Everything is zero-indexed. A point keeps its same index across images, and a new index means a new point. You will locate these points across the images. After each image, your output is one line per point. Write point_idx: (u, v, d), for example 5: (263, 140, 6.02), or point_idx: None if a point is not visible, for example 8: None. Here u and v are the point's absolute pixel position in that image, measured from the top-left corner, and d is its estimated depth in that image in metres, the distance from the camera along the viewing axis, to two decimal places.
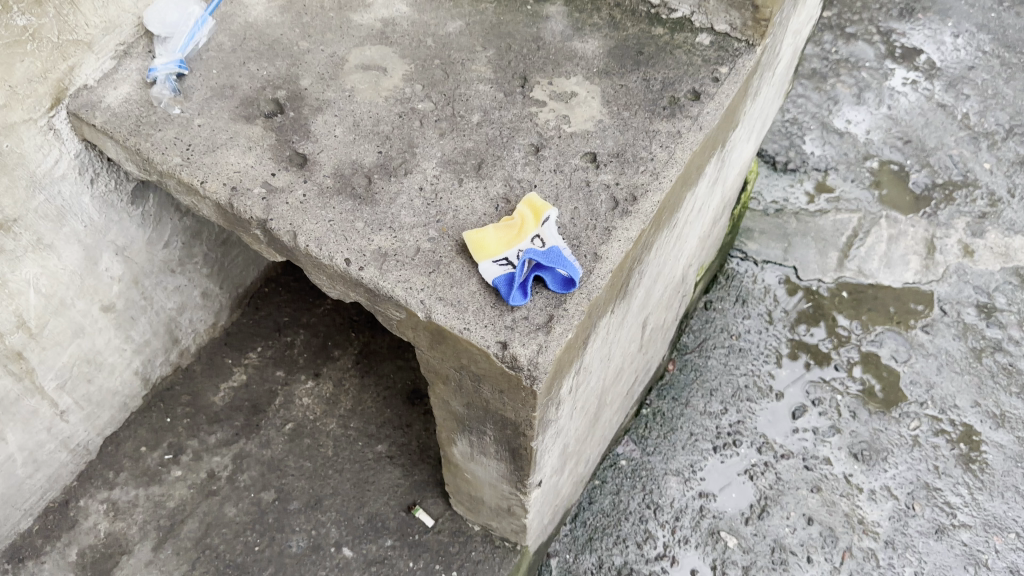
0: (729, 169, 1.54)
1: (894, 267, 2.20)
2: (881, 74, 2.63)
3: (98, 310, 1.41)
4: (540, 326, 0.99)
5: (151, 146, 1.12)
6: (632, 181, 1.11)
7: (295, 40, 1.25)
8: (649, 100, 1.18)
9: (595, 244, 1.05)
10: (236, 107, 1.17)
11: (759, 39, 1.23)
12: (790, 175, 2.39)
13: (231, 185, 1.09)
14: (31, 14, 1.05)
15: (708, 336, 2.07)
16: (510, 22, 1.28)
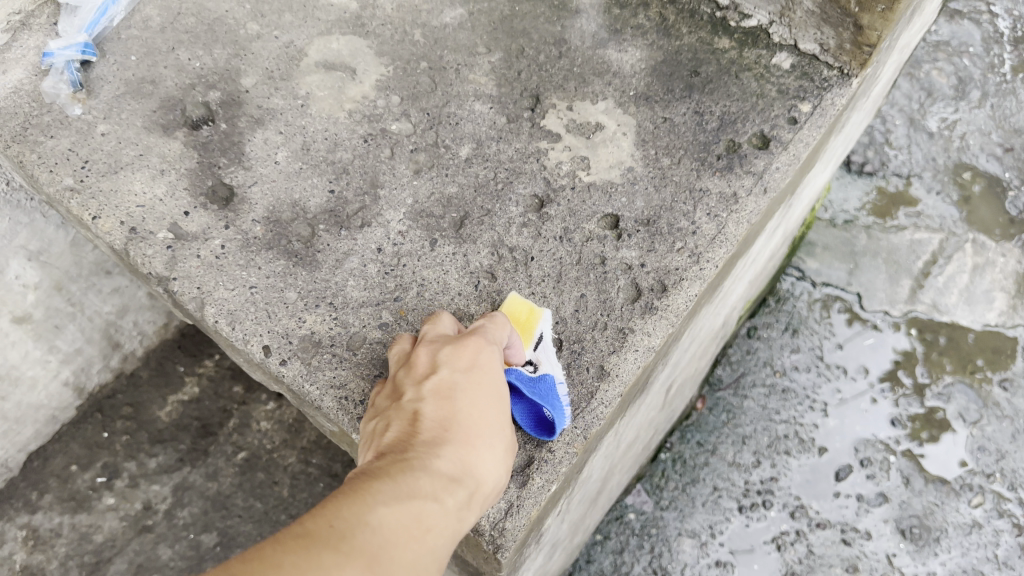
0: (797, 205, 1.22)
1: (974, 304, 1.87)
2: (986, 63, 2.24)
3: (8, 323, 1.17)
4: (514, 474, 0.72)
5: (37, 159, 0.85)
6: (663, 262, 0.81)
7: (244, 19, 0.95)
8: (699, 144, 0.88)
9: (601, 354, 0.77)
10: (154, 110, 0.88)
11: (857, 69, 0.92)
12: (865, 179, 2.05)
13: (130, 226, 0.81)
14: None
15: (746, 371, 1.80)
16: (526, 15, 0.98)
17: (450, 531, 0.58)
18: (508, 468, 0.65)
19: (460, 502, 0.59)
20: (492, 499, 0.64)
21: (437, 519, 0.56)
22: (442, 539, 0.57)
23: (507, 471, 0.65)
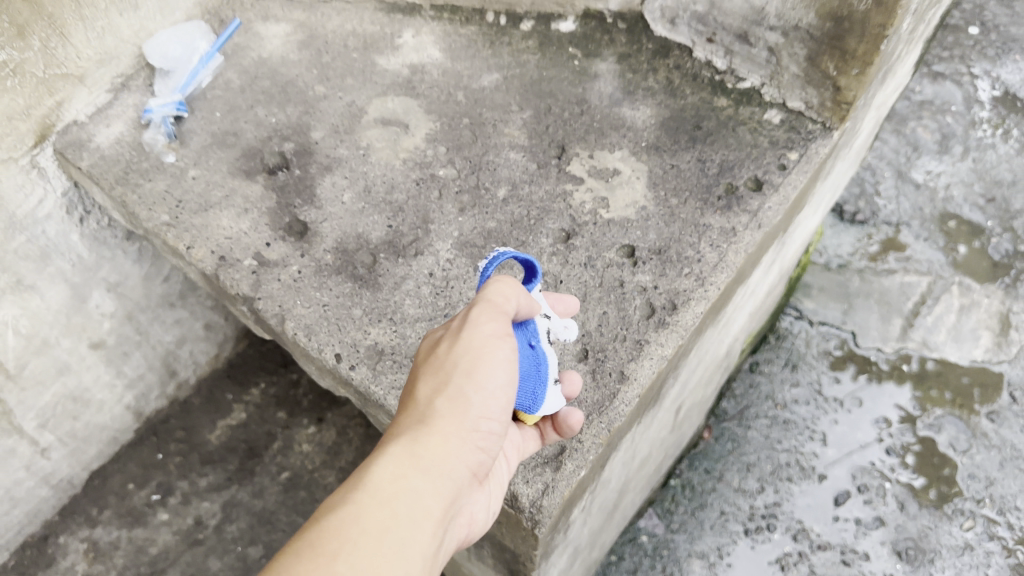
0: (790, 244, 1.36)
1: (962, 342, 2.00)
2: (968, 121, 2.42)
3: (86, 348, 1.31)
4: (549, 460, 0.85)
5: (138, 199, 1.00)
6: (673, 285, 0.95)
7: (311, 82, 1.12)
8: (702, 186, 1.03)
9: (621, 361, 0.90)
10: (237, 158, 1.04)
11: (837, 123, 1.07)
12: (858, 228, 2.20)
13: (219, 254, 0.95)
14: (12, 48, 0.94)
15: (750, 404, 1.93)
16: (552, 78, 1.14)
17: (395, 468, 0.59)
18: (468, 365, 0.64)
19: (406, 446, 0.60)
20: (473, 401, 0.63)
21: (362, 476, 0.58)
22: (388, 481, 0.58)
23: (469, 365, 0.64)
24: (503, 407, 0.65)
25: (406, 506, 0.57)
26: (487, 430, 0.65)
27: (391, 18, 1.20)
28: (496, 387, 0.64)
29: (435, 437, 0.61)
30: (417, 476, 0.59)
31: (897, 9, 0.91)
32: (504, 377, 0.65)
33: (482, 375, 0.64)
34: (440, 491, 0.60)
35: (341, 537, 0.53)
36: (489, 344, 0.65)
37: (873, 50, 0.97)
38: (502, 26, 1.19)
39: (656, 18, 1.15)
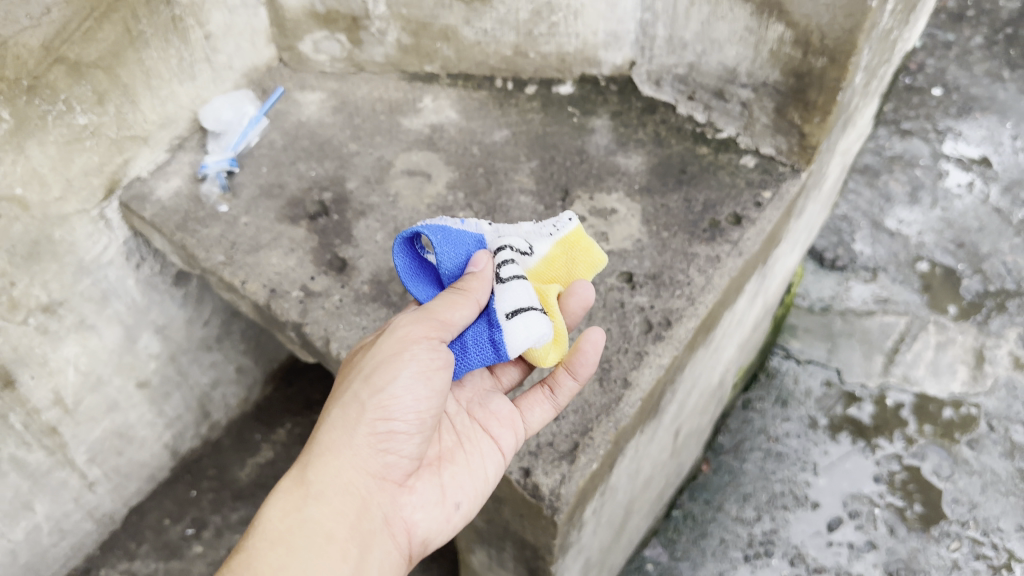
0: (772, 279, 1.51)
1: (940, 376, 2.12)
2: (936, 173, 2.60)
3: (133, 386, 1.43)
4: (565, 454, 0.97)
5: (196, 242, 1.14)
6: (667, 305, 1.09)
7: (345, 141, 1.29)
8: (689, 221, 1.18)
9: (625, 369, 1.03)
10: (282, 207, 1.19)
11: (804, 165, 1.22)
12: (837, 273, 2.34)
13: (270, 287, 1.09)
14: (92, 113, 1.10)
15: (745, 438, 2.05)
16: (555, 133, 1.29)
17: (289, 489, 0.76)
18: (368, 373, 0.78)
19: (300, 468, 0.77)
20: (368, 409, 0.77)
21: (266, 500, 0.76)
22: (280, 501, 0.75)
23: (367, 375, 0.77)
24: (409, 403, 0.77)
25: (293, 521, 0.74)
26: (390, 430, 0.78)
27: (412, 85, 1.38)
28: (396, 390, 0.76)
29: (325, 453, 0.77)
30: (306, 491, 0.75)
31: (848, 65, 1.07)
32: (407, 378, 0.76)
33: (379, 381, 0.77)
34: (330, 504, 0.75)
35: (244, 565, 0.71)
36: (394, 351, 0.77)
37: (830, 100, 1.13)
38: (509, 90, 1.36)
39: (643, 80, 1.33)
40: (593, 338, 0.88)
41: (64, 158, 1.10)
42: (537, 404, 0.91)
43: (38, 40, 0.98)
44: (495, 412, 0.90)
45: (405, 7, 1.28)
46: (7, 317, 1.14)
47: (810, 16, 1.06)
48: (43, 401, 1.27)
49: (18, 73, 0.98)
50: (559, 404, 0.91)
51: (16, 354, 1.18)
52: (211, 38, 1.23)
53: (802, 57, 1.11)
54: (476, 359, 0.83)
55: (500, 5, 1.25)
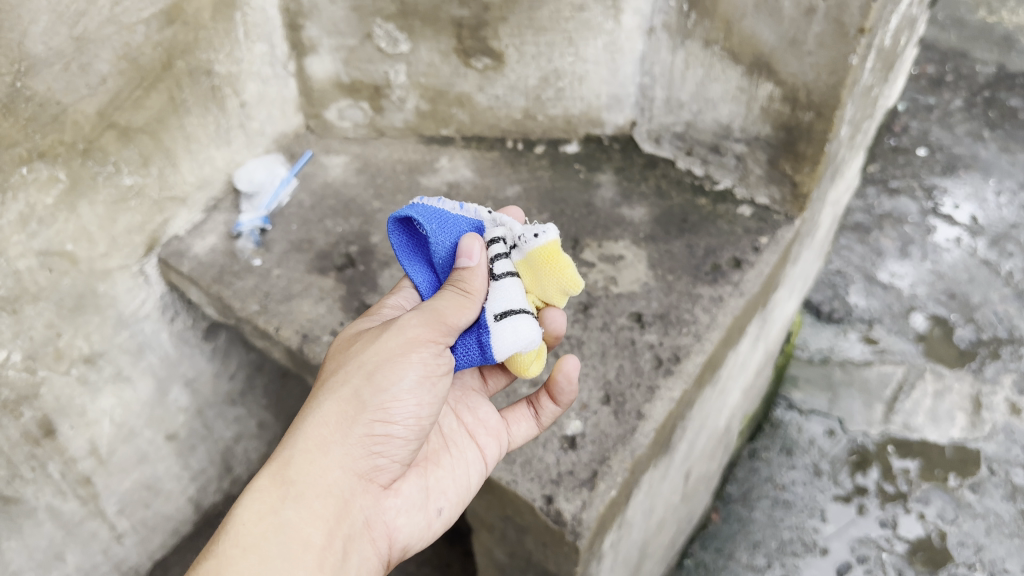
0: (772, 324, 1.58)
1: (939, 423, 2.17)
2: (924, 229, 2.70)
3: (163, 439, 1.47)
4: (585, 482, 1.01)
5: (232, 293, 1.23)
6: (675, 342, 1.16)
7: (369, 199, 1.38)
8: (692, 265, 1.26)
9: (638, 402, 1.10)
10: (312, 260, 1.27)
11: (797, 213, 1.31)
12: (834, 325, 2.41)
13: (302, 332, 1.16)
14: (137, 175, 1.19)
15: (752, 486, 2.08)
16: (563, 188, 1.38)
17: (271, 486, 0.76)
18: (371, 371, 0.80)
19: (284, 464, 0.77)
20: (369, 409, 0.79)
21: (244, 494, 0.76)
22: (259, 498, 0.76)
23: (368, 372, 0.80)
24: (409, 407, 0.81)
25: (272, 523, 0.74)
26: (385, 432, 0.81)
27: (429, 147, 1.48)
28: (400, 392, 0.80)
29: (315, 451, 0.78)
30: (291, 490, 0.76)
31: (833, 118, 1.16)
32: (411, 382, 0.80)
33: (381, 380, 0.80)
34: (314, 506, 0.77)
35: (220, 567, 0.71)
36: (400, 351, 0.80)
37: (819, 151, 1.21)
38: (519, 149, 1.46)
39: (643, 138, 1.43)
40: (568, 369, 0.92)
41: (110, 216, 1.18)
42: (523, 416, 0.99)
43: (93, 107, 1.08)
44: (483, 419, 0.97)
45: (423, 76, 1.39)
46: (52, 367, 1.19)
47: (797, 74, 1.16)
48: (79, 450, 1.30)
49: (75, 137, 1.07)
50: (542, 424, 0.99)
51: (59, 404, 1.23)
52: (246, 106, 1.34)
53: (791, 112, 1.21)
54: (462, 360, 0.87)
55: (511, 72, 1.35)
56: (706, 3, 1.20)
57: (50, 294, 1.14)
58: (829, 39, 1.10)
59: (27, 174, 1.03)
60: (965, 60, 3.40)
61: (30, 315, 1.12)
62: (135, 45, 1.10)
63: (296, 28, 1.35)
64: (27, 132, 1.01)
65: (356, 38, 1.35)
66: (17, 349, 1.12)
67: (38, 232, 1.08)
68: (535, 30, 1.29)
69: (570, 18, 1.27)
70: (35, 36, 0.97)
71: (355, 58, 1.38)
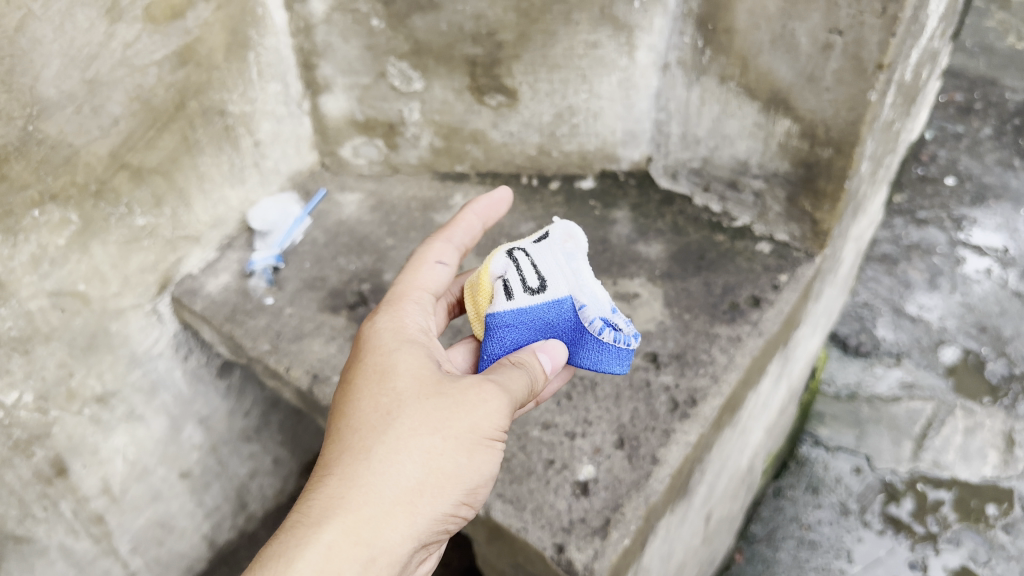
0: (795, 362, 1.54)
1: (971, 460, 2.10)
2: (953, 260, 2.64)
3: (176, 476, 1.45)
4: (598, 530, 0.98)
5: (244, 332, 1.22)
6: (691, 383, 1.13)
7: (382, 237, 1.37)
8: (709, 304, 1.23)
9: (653, 447, 1.07)
10: (325, 298, 1.27)
11: (818, 250, 1.28)
12: (861, 359, 2.36)
13: (312, 372, 1.15)
14: (150, 215, 1.19)
15: (777, 526, 2.01)
16: (579, 224, 1.37)
17: (344, 544, 0.68)
18: (470, 444, 0.76)
19: (361, 521, 0.70)
20: (456, 487, 0.75)
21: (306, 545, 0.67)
22: (328, 554, 0.67)
23: (465, 451, 0.75)
24: (478, 498, 0.78)
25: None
26: (453, 518, 0.77)
27: (444, 184, 1.47)
28: (479, 483, 0.77)
29: (398, 518, 0.71)
30: (364, 553, 0.69)
31: (853, 155, 1.14)
32: (490, 472, 0.78)
33: (472, 463, 0.76)
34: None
35: None
36: (492, 437, 0.77)
37: (839, 188, 1.19)
38: (534, 185, 1.45)
39: (660, 174, 1.41)
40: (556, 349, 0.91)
41: (123, 255, 1.18)
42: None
43: (106, 148, 1.08)
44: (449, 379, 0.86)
45: (437, 113, 1.39)
46: (64, 407, 1.18)
47: (815, 110, 1.14)
48: (92, 489, 1.29)
49: (87, 179, 1.08)
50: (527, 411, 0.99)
51: (71, 443, 1.22)
52: (260, 145, 1.35)
53: (809, 149, 1.18)
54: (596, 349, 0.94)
55: (525, 109, 1.35)
56: (721, 39, 1.18)
57: (62, 334, 1.14)
58: (848, 75, 1.08)
59: (39, 217, 1.04)
60: (994, 87, 3.35)
61: (42, 355, 1.12)
62: (148, 87, 1.11)
63: (311, 67, 1.36)
64: (39, 175, 1.01)
65: (370, 77, 1.36)
66: (29, 389, 1.12)
67: (50, 273, 1.08)
68: (548, 67, 1.29)
69: (583, 55, 1.27)
70: (48, 80, 0.98)
71: (369, 96, 1.39)
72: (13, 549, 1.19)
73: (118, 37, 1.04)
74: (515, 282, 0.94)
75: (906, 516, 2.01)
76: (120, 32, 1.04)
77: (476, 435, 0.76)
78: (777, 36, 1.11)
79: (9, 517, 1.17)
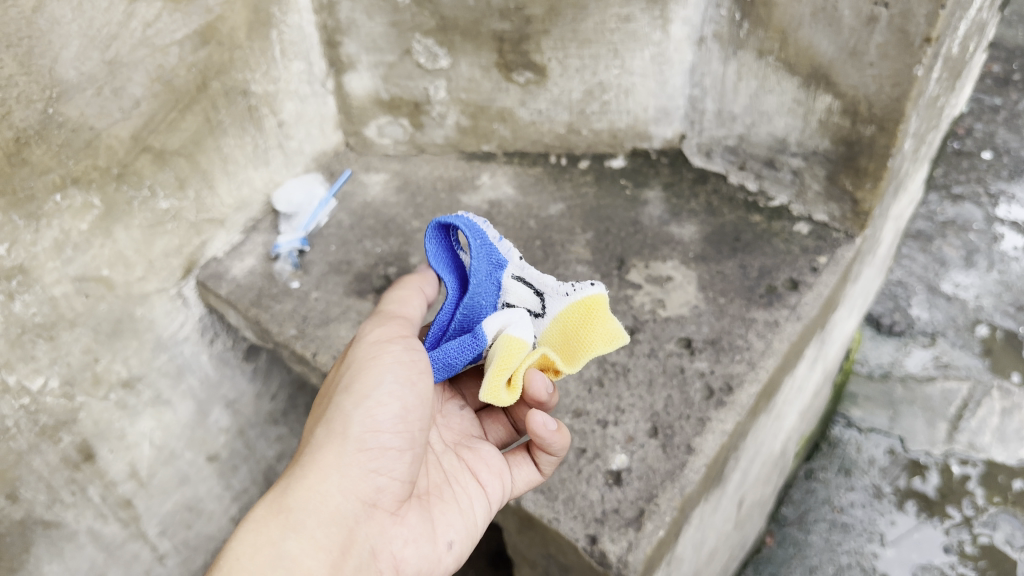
0: (831, 345, 1.50)
1: (1008, 443, 2.03)
2: (990, 237, 2.57)
3: (204, 459, 1.42)
4: (632, 521, 0.96)
5: (270, 317, 1.21)
6: (727, 370, 1.10)
7: (408, 219, 1.35)
8: (746, 287, 1.19)
9: (688, 436, 1.04)
10: (351, 282, 1.25)
11: (858, 230, 1.23)
12: (895, 339, 2.28)
13: (340, 358, 1.13)
14: (173, 198, 1.17)
15: (809, 508, 1.97)
16: (609, 205, 1.33)
17: (269, 517, 0.71)
18: (348, 385, 0.78)
19: (280, 494, 0.73)
20: (356, 420, 0.76)
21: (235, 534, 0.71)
22: (255, 529, 0.70)
23: (348, 388, 0.78)
24: (393, 414, 0.77)
25: (268, 554, 0.68)
26: (377, 445, 0.76)
27: (471, 164, 1.44)
28: (382, 396, 0.77)
29: (309, 475, 0.74)
30: (289, 518, 0.71)
31: (897, 132, 1.09)
32: (391, 385, 0.77)
33: (360, 390, 0.77)
34: (314, 531, 0.71)
35: None
36: (373, 356, 0.79)
37: (881, 167, 1.14)
38: (563, 165, 1.41)
39: (693, 152, 1.37)
40: (537, 419, 0.84)
41: (147, 240, 1.17)
42: (524, 461, 0.93)
43: (127, 130, 1.06)
44: (483, 458, 0.92)
45: (463, 92, 1.35)
46: (90, 393, 1.16)
47: (857, 86, 1.09)
48: (120, 473, 1.26)
49: (109, 162, 1.06)
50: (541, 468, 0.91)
51: (98, 429, 1.20)
52: (284, 125, 1.33)
53: (851, 126, 1.14)
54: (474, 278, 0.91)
55: (554, 86, 1.31)
56: (760, 12, 1.14)
57: (87, 319, 1.12)
58: (893, 49, 1.03)
59: (61, 202, 1.02)
60: None
61: (67, 340, 1.10)
62: (169, 67, 1.08)
63: (334, 44, 1.34)
64: (60, 159, 1.00)
65: (395, 55, 1.33)
66: (54, 374, 1.10)
67: (73, 258, 1.07)
68: (578, 43, 1.25)
69: (615, 29, 1.22)
70: (67, 61, 0.95)
71: (393, 75, 1.35)
72: (42, 534, 1.16)
73: (138, 16, 1.02)
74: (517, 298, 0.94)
75: (931, 491, 1.98)
76: (139, 11, 1.02)
77: (354, 372, 0.79)
78: (818, 9, 1.06)
79: (37, 503, 1.14)
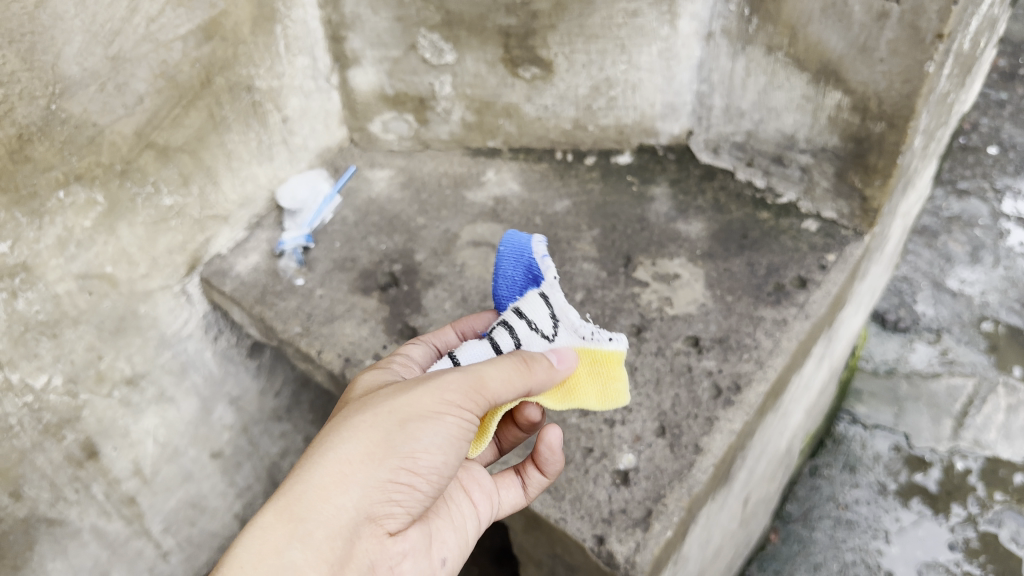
0: (837, 342, 1.49)
1: (1014, 439, 2.01)
2: (996, 233, 2.55)
3: (207, 457, 1.42)
4: (639, 521, 0.95)
5: (274, 314, 1.20)
6: (735, 369, 1.09)
7: (413, 216, 1.34)
8: (753, 285, 1.18)
9: (696, 435, 1.03)
10: (356, 279, 1.24)
11: (867, 228, 1.22)
12: (900, 335, 2.27)
13: (344, 356, 1.13)
14: (177, 195, 1.16)
15: (814, 505, 1.97)
16: (615, 202, 1.32)
17: (280, 525, 0.67)
18: (403, 416, 0.72)
19: (295, 499, 0.68)
20: (397, 455, 0.71)
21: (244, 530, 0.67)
22: (263, 536, 0.67)
23: (402, 421, 0.72)
24: (432, 460, 0.73)
25: (272, 566, 0.66)
26: (408, 483, 0.72)
27: (476, 160, 1.43)
28: (429, 445, 0.72)
29: (331, 490, 0.69)
30: (299, 529, 0.67)
31: (907, 129, 1.08)
32: (443, 438, 0.72)
33: (414, 431, 0.72)
34: (322, 548, 0.67)
35: None
36: (437, 409, 0.72)
37: (890, 164, 1.13)
38: (569, 161, 1.40)
39: (700, 148, 1.36)
40: (551, 436, 0.83)
41: (151, 237, 1.16)
42: (511, 483, 0.89)
43: (131, 127, 1.05)
44: (475, 475, 0.88)
45: (469, 87, 1.34)
46: (94, 390, 1.16)
47: (867, 82, 1.08)
48: (123, 471, 1.25)
49: (113, 159, 1.05)
50: (529, 493, 0.90)
51: (101, 426, 1.19)
52: (288, 121, 1.32)
53: (861, 123, 1.13)
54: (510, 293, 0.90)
55: (560, 82, 1.30)
56: (769, 8, 1.12)
57: (90, 316, 1.11)
58: (904, 45, 1.02)
59: (64, 198, 1.01)
60: None
61: (71, 338, 1.09)
62: (173, 63, 1.07)
63: (339, 40, 1.33)
64: (63, 155, 0.99)
65: (400, 50, 1.32)
66: (58, 372, 1.09)
67: (76, 255, 1.06)
68: (585, 38, 1.23)
69: (623, 24, 1.21)
70: (70, 57, 0.94)
71: (399, 70, 1.34)
72: (45, 531, 1.15)
73: (141, 11, 1.01)
74: (532, 311, 0.86)
75: (933, 485, 1.98)
76: (143, 6, 1.01)
77: (413, 411, 0.72)
78: (828, 5, 1.05)
79: (41, 501, 1.13)
